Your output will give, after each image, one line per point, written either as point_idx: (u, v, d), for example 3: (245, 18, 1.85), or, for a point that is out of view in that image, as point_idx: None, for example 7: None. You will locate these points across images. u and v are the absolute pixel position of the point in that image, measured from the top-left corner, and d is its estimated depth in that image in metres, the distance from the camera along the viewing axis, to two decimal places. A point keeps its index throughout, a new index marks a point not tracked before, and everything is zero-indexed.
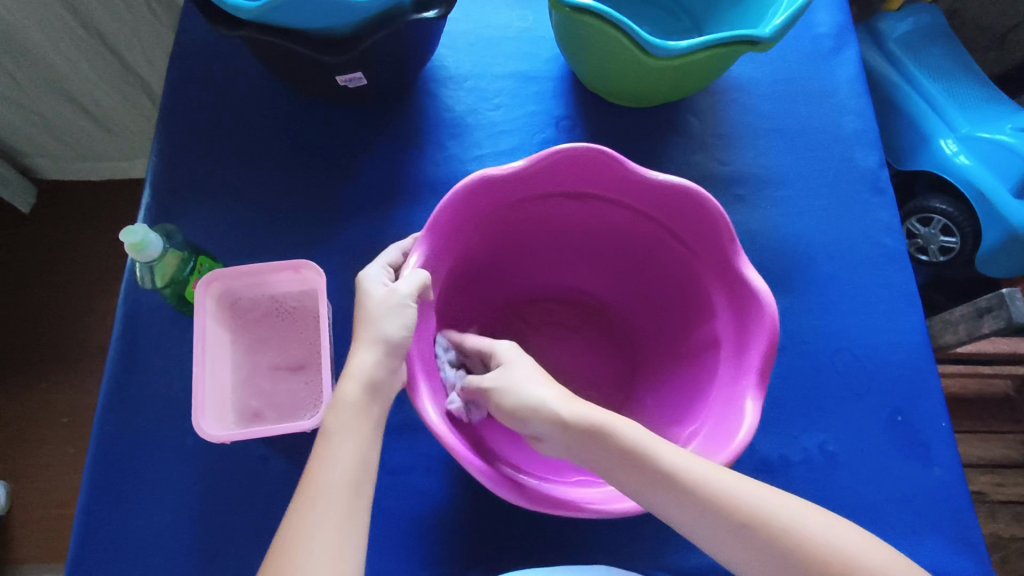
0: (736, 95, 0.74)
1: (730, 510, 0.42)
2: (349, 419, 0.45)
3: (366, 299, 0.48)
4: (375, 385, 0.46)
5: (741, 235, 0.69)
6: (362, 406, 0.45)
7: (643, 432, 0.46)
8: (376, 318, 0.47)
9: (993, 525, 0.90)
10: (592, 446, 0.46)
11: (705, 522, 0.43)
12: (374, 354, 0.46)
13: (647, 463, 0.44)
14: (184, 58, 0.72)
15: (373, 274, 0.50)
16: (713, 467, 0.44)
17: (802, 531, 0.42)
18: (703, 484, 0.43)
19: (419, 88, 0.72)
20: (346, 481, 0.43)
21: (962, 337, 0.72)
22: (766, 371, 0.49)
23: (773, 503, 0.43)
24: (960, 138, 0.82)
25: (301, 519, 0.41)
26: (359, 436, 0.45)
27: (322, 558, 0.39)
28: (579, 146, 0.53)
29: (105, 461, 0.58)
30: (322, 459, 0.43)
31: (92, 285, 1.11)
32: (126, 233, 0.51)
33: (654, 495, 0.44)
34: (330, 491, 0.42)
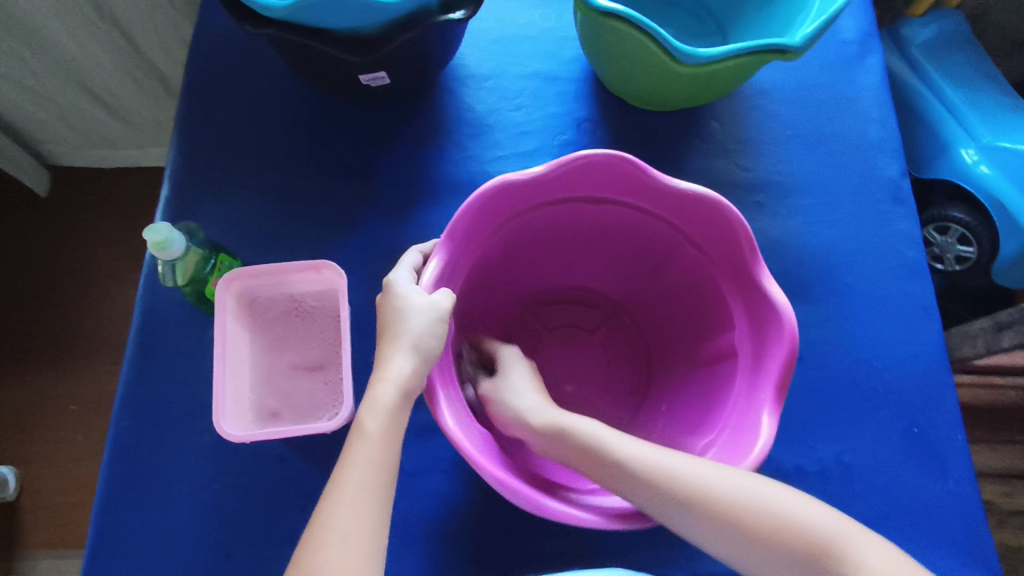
0: (758, 100, 0.74)
1: (699, 497, 0.45)
2: (382, 423, 0.45)
3: (401, 304, 0.48)
4: (408, 393, 0.47)
5: (761, 242, 0.69)
6: (394, 411, 0.46)
7: (603, 429, 0.51)
8: (413, 326, 0.47)
9: (1000, 534, 0.90)
10: (565, 451, 0.51)
11: (677, 513, 0.46)
12: (409, 362, 0.47)
13: (612, 459, 0.49)
14: (204, 52, 0.71)
15: (405, 279, 0.50)
16: (680, 458, 0.47)
17: (765, 507, 0.45)
18: (670, 475, 0.46)
19: (439, 87, 0.72)
20: (373, 485, 0.43)
21: (980, 351, 0.72)
22: (783, 387, 0.48)
23: (742, 487, 0.45)
24: (981, 147, 0.80)
25: (332, 519, 0.41)
26: (391, 441, 0.45)
27: (349, 561, 0.40)
28: (600, 153, 0.52)
29: (123, 455, 0.59)
30: (353, 461, 0.44)
31: (102, 273, 1.10)
32: (149, 232, 0.51)
33: (626, 488, 0.47)
34: (358, 494, 0.42)
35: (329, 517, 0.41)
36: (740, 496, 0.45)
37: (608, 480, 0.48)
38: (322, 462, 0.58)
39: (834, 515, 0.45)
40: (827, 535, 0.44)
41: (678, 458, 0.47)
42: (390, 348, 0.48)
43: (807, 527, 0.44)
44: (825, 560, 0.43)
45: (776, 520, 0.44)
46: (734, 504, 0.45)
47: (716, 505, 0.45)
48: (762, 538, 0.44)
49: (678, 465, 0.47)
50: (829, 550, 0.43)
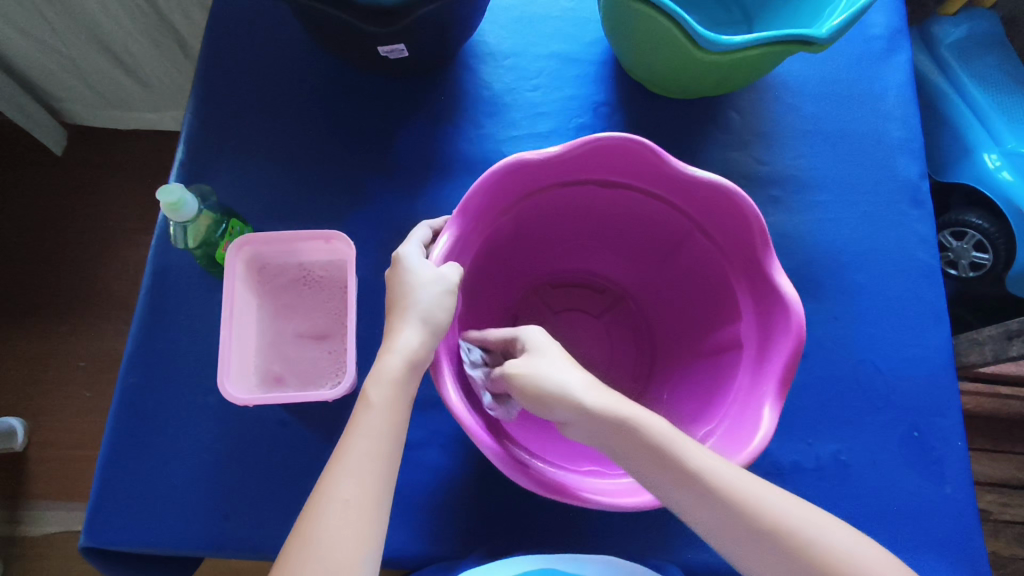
0: (780, 93, 0.73)
1: (775, 531, 0.41)
2: (389, 394, 0.45)
3: (410, 277, 0.48)
4: (416, 364, 0.46)
5: (773, 236, 0.68)
6: (402, 382, 0.46)
7: (675, 432, 0.44)
8: (422, 298, 0.47)
9: (993, 543, 0.90)
10: (619, 441, 0.44)
11: (748, 542, 0.41)
12: (418, 334, 0.47)
13: (689, 476, 0.42)
14: (225, 19, 0.71)
15: (415, 252, 0.50)
16: (756, 483, 0.43)
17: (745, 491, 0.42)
18: (756, 507, 0.42)
19: (459, 64, 0.71)
20: (379, 453, 0.43)
21: (988, 358, 0.71)
22: (787, 381, 0.48)
23: (723, 470, 0.43)
24: (1005, 152, 0.79)
25: (338, 485, 0.42)
26: (398, 410, 0.45)
27: (351, 527, 0.40)
28: (619, 136, 0.51)
29: (130, 411, 0.60)
30: (359, 430, 0.44)
31: (117, 233, 1.11)
32: (162, 192, 0.52)
33: (695, 506, 0.42)
34: (363, 462, 0.43)
35: (335, 484, 0.41)
36: (819, 536, 0.41)
37: (679, 498, 0.43)
38: (322, 430, 0.59)
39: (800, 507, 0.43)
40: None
41: (756, 483, 0.43)
42: (398, 319, 0.48)
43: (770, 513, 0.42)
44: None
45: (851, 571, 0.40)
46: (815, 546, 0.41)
47: (700, 478, 0.42)
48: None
49: (756, 492, 0.42)
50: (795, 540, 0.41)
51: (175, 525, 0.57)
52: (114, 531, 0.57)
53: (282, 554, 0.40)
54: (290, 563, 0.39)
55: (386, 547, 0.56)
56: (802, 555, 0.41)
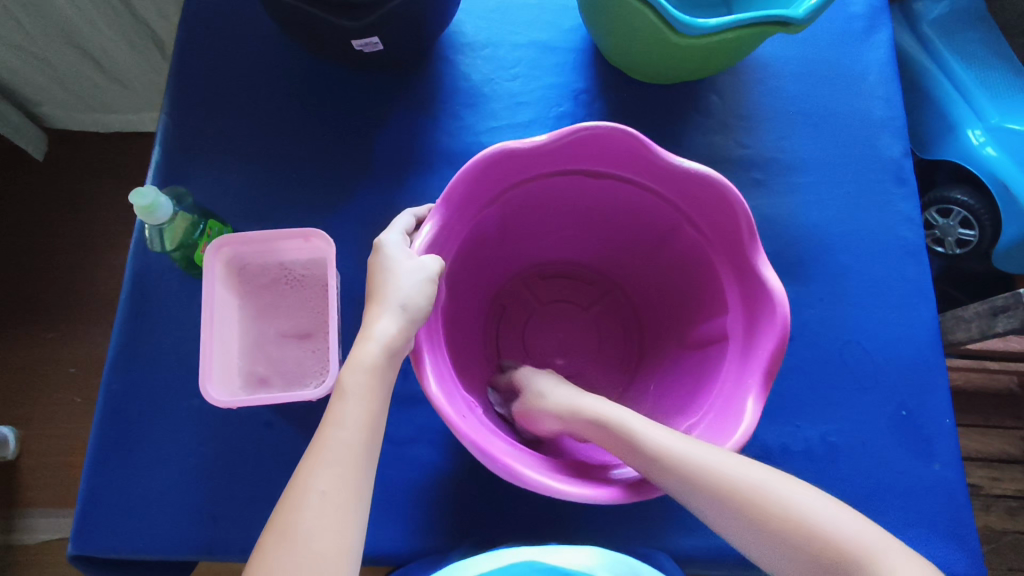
0: (761, 75, 0.72)
1: (728, 495, 0.43)
2: (367, 382, 0.43)
3: (390, 266, 0.47)
4: (394, 353, 0.45)
5: (757, 220, 0.68)
6: (380, 371, 0.44)
7: (638, 417, 0.49)
8: (402, 285, 0.45)
9: (986, 517, 0.91)
10: (596, 432, 0.50)
11: (707, 504, 0.44)
12: (397, 322, 0.45)
13: (639, 449, 0.46)
14: (198, 17, 0.70)
15: (397, 240, 0.49)
16: (728, 458, 0.44)
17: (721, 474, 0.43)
18: (713, 474, 0.44)
19: (436, 55, 0.70)
20: (357, 444, 0.41)
21: (974, 335, 0.70)
22: (771, 373, 0.48)
23: (693, 451, 0.45)
24: (988, 128, 0.79)
25: (313, 476, 0.40)
26: (375, 400, 0.43)
27: (326, 522, 0.38)
28: (603, 125, 0.51)
29: (114, 417, 0.59)
30: (336, 419, 0.42)
31: (100, 238, 1.10)
32: (135, 195, 0.51)
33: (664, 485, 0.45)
34: (340, 454, 0.41)
35: (312, 475, 0.39)
36: (783, 502, 0.42)
37: (647, 476, 0.45)
38: (308, 430, 0.59)
39: (783, 484, 0.44)
40: (847, 546, 0.40)
41: (714, 451, 0.45)
42: (376, 308, 0.46)
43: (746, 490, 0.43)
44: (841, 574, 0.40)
45: (798, 525, 0.41)
46: (767, 506, 0.42)
47: (672, 462, 0.44)
48: (788, 547, 0.41)
49: (715, 460, 0.44)
50: (767, 513, 0.42)
51: (164, 530, 0.57)
52: (103, 537, 0.57)
53: (257, 549, 0.38)
54: (266, 558, 0.37)
55: (377, 544, 0.56)
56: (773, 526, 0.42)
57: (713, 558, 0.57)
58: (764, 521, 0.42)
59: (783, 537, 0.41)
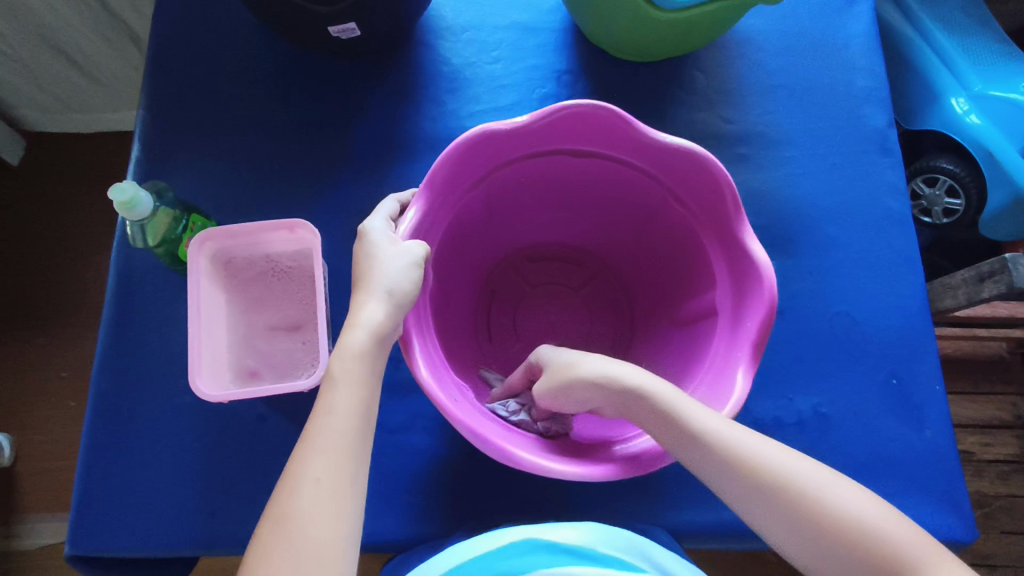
0: (743, 50, 0.72)
1: (764, 483, 0.42)
2: (356, 369, 0.43)
3: (375, 252, 0.47)
4: (382, 339, 0.44)
5: (743, 195, 0.68)
6: (369, 357, 0.44)
7: (678, 391, 0.46)
8: (387, 271, 0.45)
9: (978, 482, 0.92)
10: (637, 410, 0.46)
11: (749, 497, 0.43)
12: (383, 308, 0.45)
13: (673, 425, 0.44)
14: (172, 11, 0.69)
15: (381, 226, 0.48)
16: (762, 444, 0.44)
17: (756, 459, 0.43)
18: (757, 466, 0.43)
19: (416, 40, 0.70)
20: (350, 431, 0.41)
21: (962, 302, 0.70)
22: (760, 345, 0.48)
23: (731, 434, 0.44)
24: (971, 96, 0.79)
25: (309, 465, 0.40)
26: (367, 387, 0.43)
27: (324, 508, 0.38)
28: (585, 103, 0.50)
29: (106, 417, 0.59)
30: (327, 408, 0.42)
31: (86, 240, 1.09)
32: (115, 190, 0.50)
33: (698, 463, 0.44)
34: (334, 441, 0.40)
35: (305, 464, 0.39)
36: (816, 494, 0.41)
37: (678, 453, 0.44)
38: (301, 421, 0.59)
39: (823, 476, 0.42)
40: (895, 545, 0.39)
41: (750, 436, 0.44)
42: (362, 295, 0.45)
43: (778, 479, 0.42)
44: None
45: (827, 519, 0.40)
46: (805, 499, 0.41)
47: (709, 442, 0.43)
48: (815, 537, 0.41)
49: (752, 445, 0.43)
50: (798, 504, 0.41)
51: (161, 527, 0.57)
52: (101, 536, 0.56)
53: (254, 541, 0.38)
54: (263, 548, 0.37)
55: (375, 531, 0.56)
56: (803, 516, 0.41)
57: (709, 532, 0.57)
58: (794, 511, 0.41)
59: (827, 535, 0.40)
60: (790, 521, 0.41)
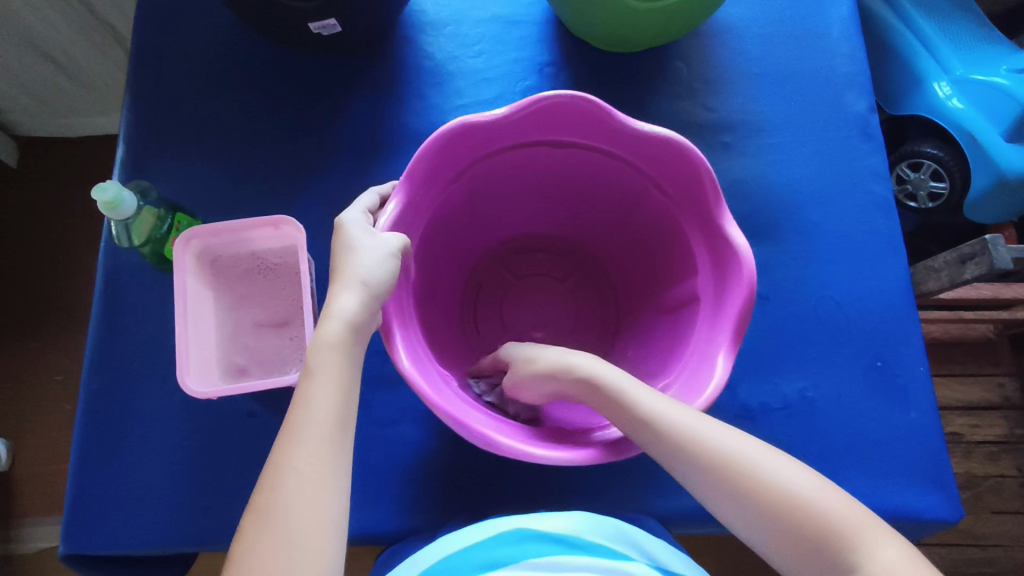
0: (724, 38, 0.72)
1: (727, 473, 0.42)
2: (333, 358, 0.43)
3: (351, 244, 0.47)
4: (358, 329, 0.45)
5: (727, 182, 0.68)
6: (346, 348, 0.44)
7: (631, 380, 0.47)
8: (362, 262, 0.45)
9: (967, 463, 0.93)
10: (594, 397, 0.48)
11: (685, 465, 0.44)
12: (358, 297, 0.45)
13: (635, 415, 0.45)
14: (154, 12, 0.69)
15: (357, 218, 0.49)
16: (726, 434, 0.44)
17: (721, 450, 0.43)
18: (721, 457, 0.43)
19: (398, 36, 0.70)
20: (331, 418, 0.42)
21: (945, 284, 0.71)
22: (741, 329, 0.48)
23: (695, 424, 0.44)
24: (953, 80, 0.80)
25: (291, 454, 0.40)
26: (346, 376, 0.44)
27: (308, 494, 0.39)
28: (564, 94, 0.51)
29: (96, 417, 0.59)
30: (306, 398, 0.42)
31: (76, 244, 1.09)
32: (97, 191, 0.50)
33: (661, 453, 0.44)
34: (315, 429, 0.41)
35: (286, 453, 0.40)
36: (779, 485, 0.41)
37: (642, 443, 0.45)
38: None
39: (792, 469, 0.42)
40: (837, 524, 0.39)
41: (714, 427, 0.44)
42: (337, 286, 0.46)
43: (743, 471, 0.42)
44: (828, 551, 0.39)
45: (788, 511, 0.40)
46: (767, 490, 0.41)
47: (671, 432, 0.44)
48: (780, 528, 0.41)
49: (714, 435, 0.44)
50: (764, 497, 0.41)
51: (154, 524, 0.57)
52: (94, 535, 0.57)
53: (240, 530, 0.38)
54: (249, 539, 0.37)
55: (366, 524, 0.57)
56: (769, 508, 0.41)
57: (697, 517, 0.58)
58: (756, 500, 0.41)
59: (791, 525, 0.40)
60: (744, 503, 0.42)
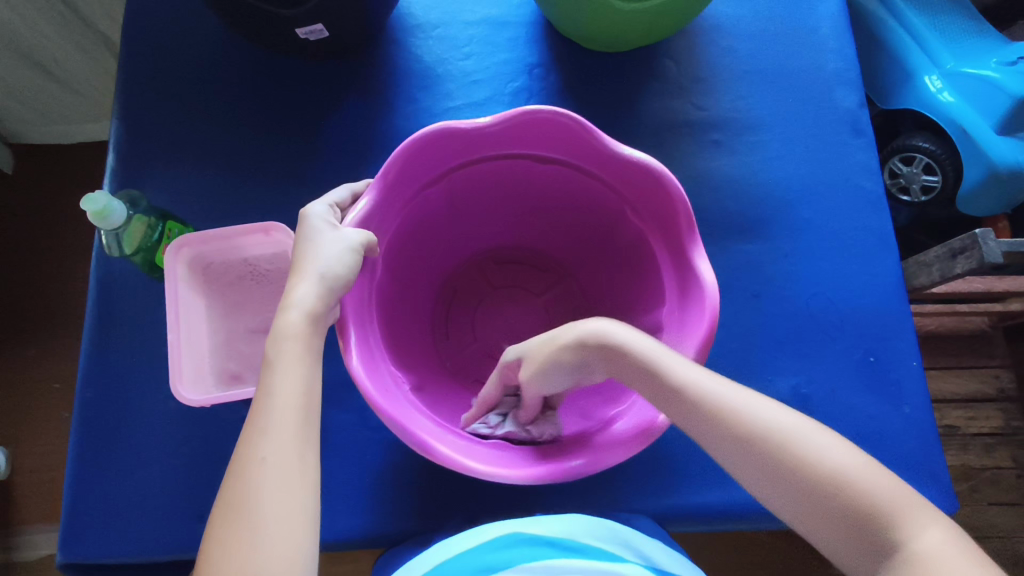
0: (713, 36, 0.72)
1: (765, 447, 0.39)
2: (295, 347, 0.42)
3: (312, 237, 0.46)
4: (317, 320, 0.43)
5: (717, 179, 0.68)
6: (306, 337, 0.43)
7: (674, 353, 0.45)
8: (321, 256, 0.45)
9: (963, 456, 0.93)
10: (624, 371, 0.46)
11: (722, 441, 0.41)
12: (317, 289, 0.44)
13: (670, 386, 0.43)
14: (143, 19, 0.69)
15: (321, 211, 0.48)
16: (762, 406, 0.41)
17: (760, 423, 0.40)
18: (758, 429, 0.40)
19: (387, 39, 0.70)
20: (295, 407, 0.40)
21: (936, 279, 0.71)
22: (700, 359, 0.47)
23: (730, 393, 0.41)
24: (943, 74, 0.80)
25: (256, 445, 0.38)
26: (308, 364, 0.42)
27: (275, 485, 0.37)
28: (546, 109, 0.51)
29: (91, 425, 0.59)
30: (268, 388, 0.41)
31: (72, 251, 1.09)
32: (86, 201, 0.51)
33: (696, 425, 0.42)
34: (280, 419, 0.39)
35: (252, 444, 0.38)
36: (823, 465, 0.38)
37: (680, 413, 0.43)
38: None
39: (836, 448, 0.39)
40: (871, 497, 0.37)
41: (750, 399, 0.41)
42: (295, 278, 0.45)
43: (785, 447, 0.39)
44: (880, 536, 0.36)
45: (835, 491, 0.37)
46: (809, 466, 0.38)
47: (703, 402, 0.41)
48: (833, 509, 0.37)
49: (749, 407, 0.41)
50: (812, 476, 0.38)
51: (151, 532, 0.57)
52: (90, 543, 0.57)
53: (208, 529, 0.37)
54: (218, 537, 0.36)
55: (362, 528, 0.57)
56: (819, 488, 0.37)
57: (692, 515, 0.58)
58: (797, 478, 0.38)
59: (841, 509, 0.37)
60: (787, 481, 0.38)
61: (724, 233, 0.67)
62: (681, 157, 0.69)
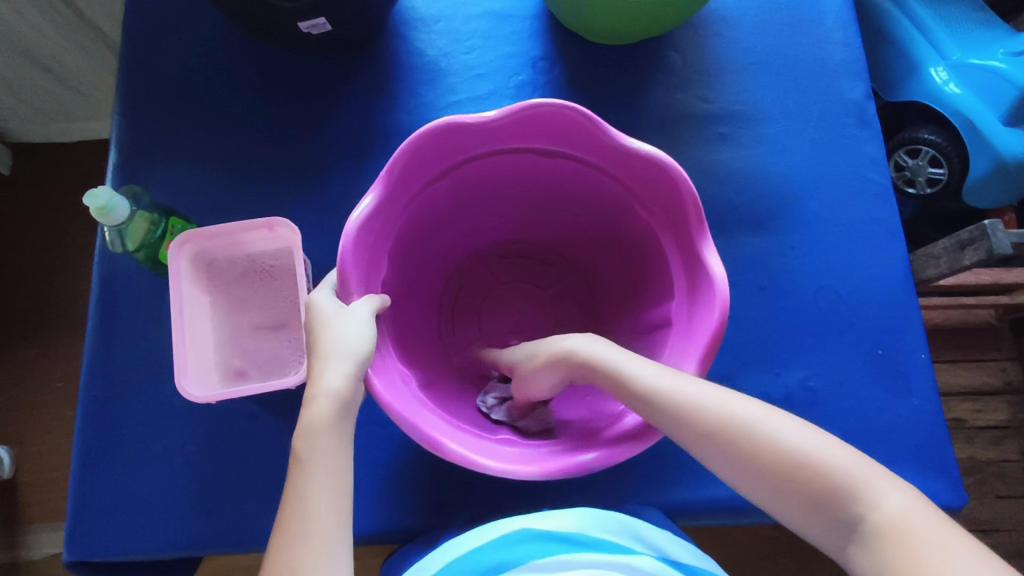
0: (719, 28, 0.72)
1: (730, 440, 0.39)
2: (326, 437, 0.39)
3: (325, 321, 0.44)
4: (346, 405, 0.41)
5: (722, 172, 0.68)
6: (336, 425, 0.40)
7: (633, 356, 0.45)
8: (340, 335, 0.43)
9: (971, 449, 0.93)
10: (593, 378, 0.46)
11: (690, 437, 0.41)
12: (343, 370, 0.42)
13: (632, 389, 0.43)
14: (143, 15, 0.69)
15: (325, 295, 0.46)
16: (722, 398, 0.41)
17: (723, 416, 0.40)
18: (720, 421, 0.40)
19: (390, 33, 0.69)
20: (327, 492, 0.37)
21: (944, 271, 0.70)
22: (712, 349, 0.46)
23: (687, 390, 0.41)
24: (950, 66, 0.79)
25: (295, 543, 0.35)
26: (340, 450, 0.39)
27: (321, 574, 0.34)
28: (554, 103, 0.50)
29: (96, 423, 0.59)
30: (297, 487, 0.37)
31: (74, 249, 1.09)
32: (89, 197, 0.50)
33: (662, 422, 0.42)
34: (313, 511, 0.36)
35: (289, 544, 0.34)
36: (788, 449, 0.38)
37: (645, 413, 0.43)
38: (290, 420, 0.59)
39: (799, 432, 0.38)
40: (838, 477, 0.36)
41: (712, 392, 0.41)
42: (318, 366, 0.42)
43: (749, 437, 0.39)
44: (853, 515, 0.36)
45: (803, 474, 0.37)
46: (775, 453, 0.38)
47: (662, 400, 0.41)
48: (803, 494, 0.37)
49: (709, 399, 0.40)
50: (779, 463, 0.37)
51: (158, 530, 0.57)
52: (97, 541, 0.57)
53: None
54: None
55: (369, 524, 0.57)
56: (788, 474, 0.37)
57: (699, 510, 0.58)
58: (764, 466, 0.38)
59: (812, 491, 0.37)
60: (755, 470, 0.38)
61: (730, 226, 0.67)
62: (687, 150, 0.68)
